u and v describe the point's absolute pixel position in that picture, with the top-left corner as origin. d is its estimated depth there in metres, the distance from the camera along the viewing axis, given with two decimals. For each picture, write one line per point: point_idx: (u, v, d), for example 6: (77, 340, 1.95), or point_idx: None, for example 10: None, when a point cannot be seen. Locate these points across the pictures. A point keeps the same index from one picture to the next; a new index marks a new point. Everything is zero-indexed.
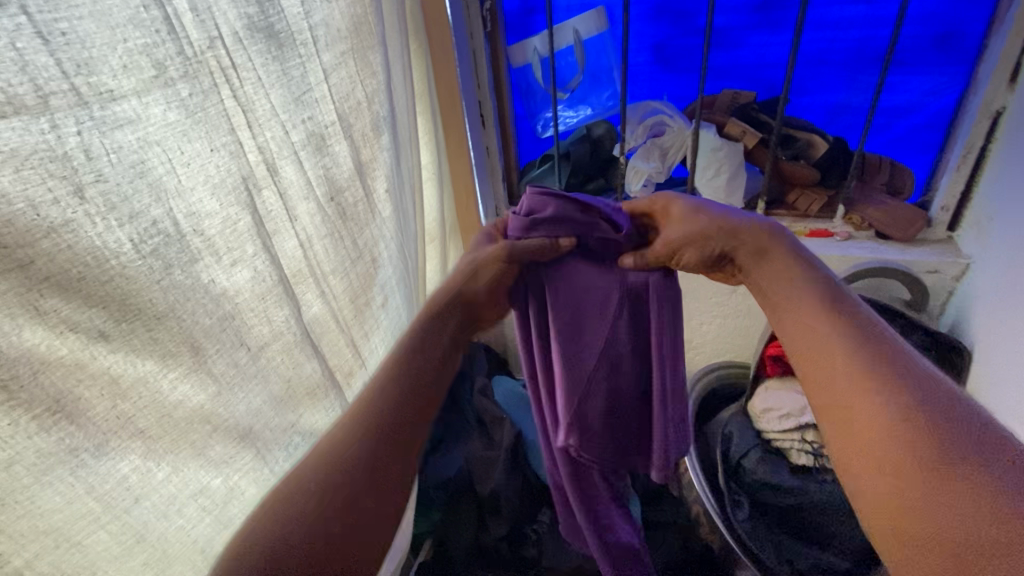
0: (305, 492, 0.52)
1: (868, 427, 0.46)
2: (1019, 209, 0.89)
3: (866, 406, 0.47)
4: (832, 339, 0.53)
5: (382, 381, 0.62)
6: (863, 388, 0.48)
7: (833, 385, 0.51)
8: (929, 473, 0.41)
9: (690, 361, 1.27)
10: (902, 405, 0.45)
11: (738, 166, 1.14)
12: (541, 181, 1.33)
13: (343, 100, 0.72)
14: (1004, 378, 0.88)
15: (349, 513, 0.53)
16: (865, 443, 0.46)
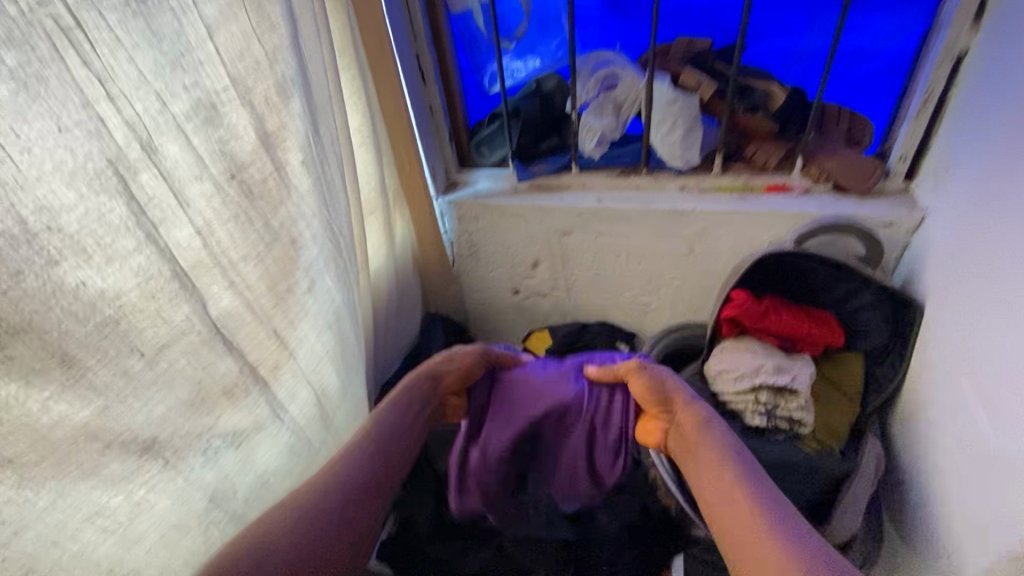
0: (282, 516, 0.60)
1: (750, 528, 0.64)
2: (978, 158, 0.86)
3: (764, 538, 0.61)
4: (719, 459, 0.76)
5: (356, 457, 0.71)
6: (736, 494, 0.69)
7: (722, 500, 0.70)
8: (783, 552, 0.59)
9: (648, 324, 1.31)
10: (759, 504, 0.66)
11: (693, 121, 1.08)
12: (491, 142, 1.28)
13: (237, 61, 0.63)
14: (955, 331, 0.88)
15: (304, 544, 0.58)
16: (750, 536, 0.63)
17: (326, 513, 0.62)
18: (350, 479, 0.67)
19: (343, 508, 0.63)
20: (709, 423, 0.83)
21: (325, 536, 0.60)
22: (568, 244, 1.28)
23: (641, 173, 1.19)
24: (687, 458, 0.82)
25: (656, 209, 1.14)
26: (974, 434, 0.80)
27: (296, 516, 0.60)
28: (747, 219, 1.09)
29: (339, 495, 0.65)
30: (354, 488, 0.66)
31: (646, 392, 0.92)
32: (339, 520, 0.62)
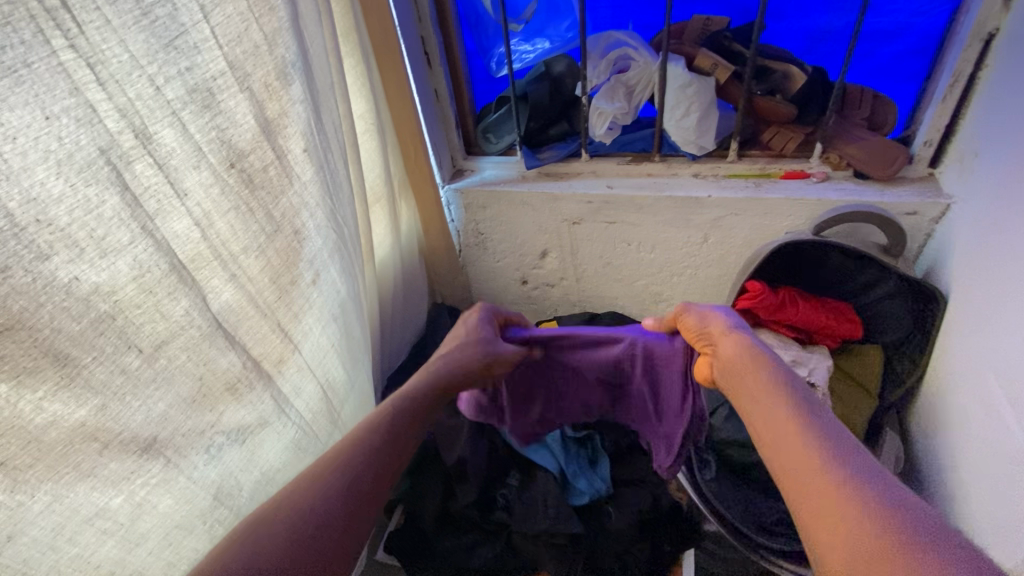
0: (277, 533, 0.50)
1: (818, 484, 0.53)
2: (1009, 141, 0.81)
3: (841, 498, 0.50)
4: (778, 403, 0.64)
5: (357, 445, 0.61)
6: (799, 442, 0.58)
7: (779, 445, 0.60)
8: (865, 517, 0.47)
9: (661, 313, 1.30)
10: (824, 455, 0.55)
11: (709, 105, 1.03)
12: (499, 127, 1.24)
13: (235, 44, 0.59)
14: (981, 321, 0.85)
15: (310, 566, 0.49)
16: (817, 493, 0.52)
17: (338, 525, 0.53)
18: (355, 469, 0.58)
19: (352, 510, 0.55)
20: (759, 355, 0.72)
21: (339, 545, 0.52)
22: (578, 233, 1.25)
23: (653, 160, 1.16)
24: (731, 387, 0.72)
25: (669, 197, 1.11)
26: (1000, 431, 0.77)
27: (294, 529, 0.50)
28: (764, 208, 1.06)
29: (347, 493, 0.55)
30: (361, 484, 0.57)
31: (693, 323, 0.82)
32: (352, 526, 0.54)
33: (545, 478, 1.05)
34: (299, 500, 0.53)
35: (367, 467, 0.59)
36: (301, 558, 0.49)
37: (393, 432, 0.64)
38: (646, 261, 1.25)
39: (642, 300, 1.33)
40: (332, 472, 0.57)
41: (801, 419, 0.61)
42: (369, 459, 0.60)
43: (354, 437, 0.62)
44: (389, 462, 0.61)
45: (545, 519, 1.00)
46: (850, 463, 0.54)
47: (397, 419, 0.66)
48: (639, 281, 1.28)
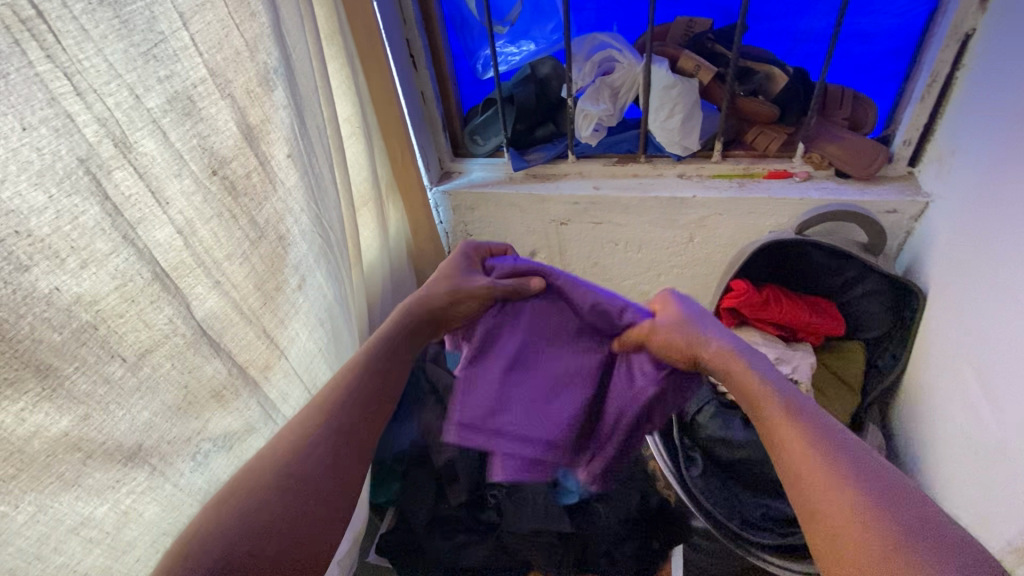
0: (271, 468, 0.53)
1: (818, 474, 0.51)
2: (986, 140, 0.83)
3: (841, 489, 0.48)
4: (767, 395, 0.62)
5: (351, 387, 0.64)
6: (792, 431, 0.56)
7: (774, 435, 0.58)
8: (870, 514, 0.46)
9: None
10: (821, 443, 0.53)
11: (693, 106, 1.04)
12: (486, 129, 1.24)
13: (215, 51, 0.59)
14: (959, 317, 0.86)
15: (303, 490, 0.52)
16: (817, 483, 0.50)
17: (333, 454, 0.56)
18: (347, 409, 0.61)
19: (339, 444, 0.57)
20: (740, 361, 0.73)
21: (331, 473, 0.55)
22: (566, 233, 1.26)
23: (638, 161, 1.17)
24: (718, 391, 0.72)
25: (654, 198, 1.12)
26: (977, 425, 0.78)
27: (289, 461, 0.54)
28: (749, 207, 1.07)
29: (340, 429, 0.59)
30: (351, 424, 0.60)
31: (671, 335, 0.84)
32: (340, 459, 0.57)
33: (534, 480, 1.05)
34: (293, 437, 0.57)
35: (359, 410, 0.62)
36: (294, 498, 0.51)
37: (386, 380, 0.67)
38: (633, 261, 1.26)
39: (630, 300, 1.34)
40: (327, 409, 0.60)
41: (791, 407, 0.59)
42: (361, 399, 0.63)
43: (351, 378, 0.65)
44: (377, 408, 0.64)
45: (533, 520, 1.01)
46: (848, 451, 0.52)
47: (386, 360, 0.69)
48: (626, 281, 1.29)
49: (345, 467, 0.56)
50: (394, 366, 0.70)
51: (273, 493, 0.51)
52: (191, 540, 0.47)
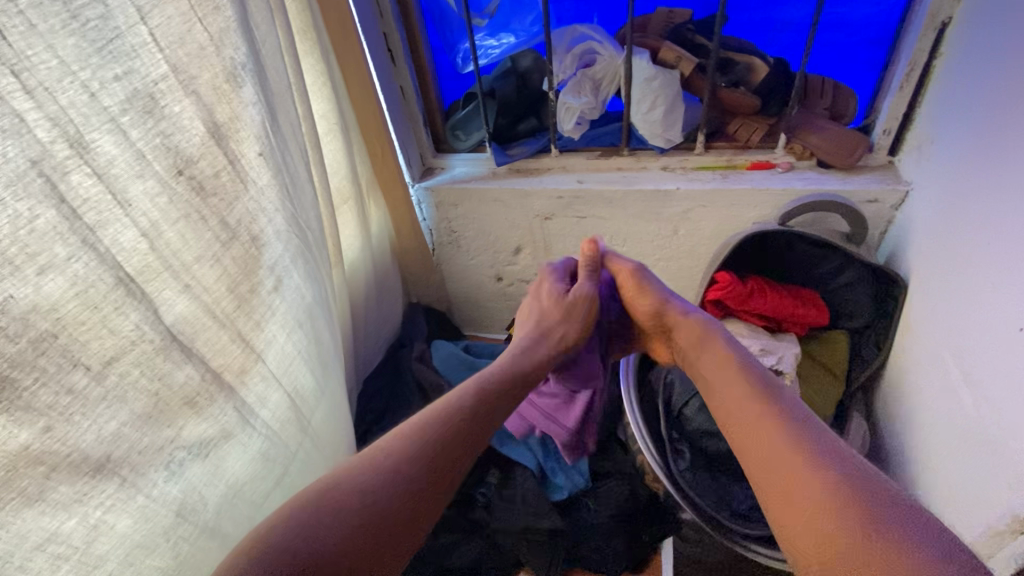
0: (364, 487, 0.57)
1: (806, 483, 0.56)
2: (964, 128, 0.83)
3: (827, 492, 0.54)
4: (755, 397, 0.67)
5: (439, 416, 0.66)
6: (780, 435, 0.62)
7: (758, 440, 0.63)
8: (863, 523, 0.50)
9: None
10: (811, 452, 0.59)
11: (675, 97, 1.03)
12: (468, 124, 1.22)
13: (177, 46, 0.57)
14: (939, 305, 0.87)
15: (372, 522, 0.55)
16: (807, 495, 0.55)
17: (408, 489, 0.58)
18: (427, 442, 0.62)
19: (417, 485, 0.59)
20: (717, 337, 0.77)
21: (400, 513, 0.56)
22: (550, 228, 1.25)
23: (622, 154, 1.16)
24: (694, 366, 0.78)
25: (638, 191, 1.11)
26: (958, 411, 0.79)
27: (392, 480, 0.58)
28: (732, 198, 1.06)
29: (426, 468, 0.60)
30: (438, 460, 0.61)
31: (647, 299, 0.87)
32: (421, 498, 0.58)
33: (523, 476, 1.07)
34: (416, 441, 0.62)
35: (444, 441, 0.63)
36: (365, 530, 0.54)
37: (477, 415, 0.68)
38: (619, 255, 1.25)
39: None
40: (420, 434, 0.63)
41: (777, 411, 0.64)
42: (449, 424, 0.65)
43: (448, 406, 0.67)
44: (460, 448, 0.64)
45: (523, 515, 1.02)
46: (846, 463, 0.57)
47: (487, 397, 0.71)
48: None
49: (416, 508, 0.57)
50: (496, 409, 0.71)
51: (356, 520, 0.54)
52: (261, 544, 0.51)
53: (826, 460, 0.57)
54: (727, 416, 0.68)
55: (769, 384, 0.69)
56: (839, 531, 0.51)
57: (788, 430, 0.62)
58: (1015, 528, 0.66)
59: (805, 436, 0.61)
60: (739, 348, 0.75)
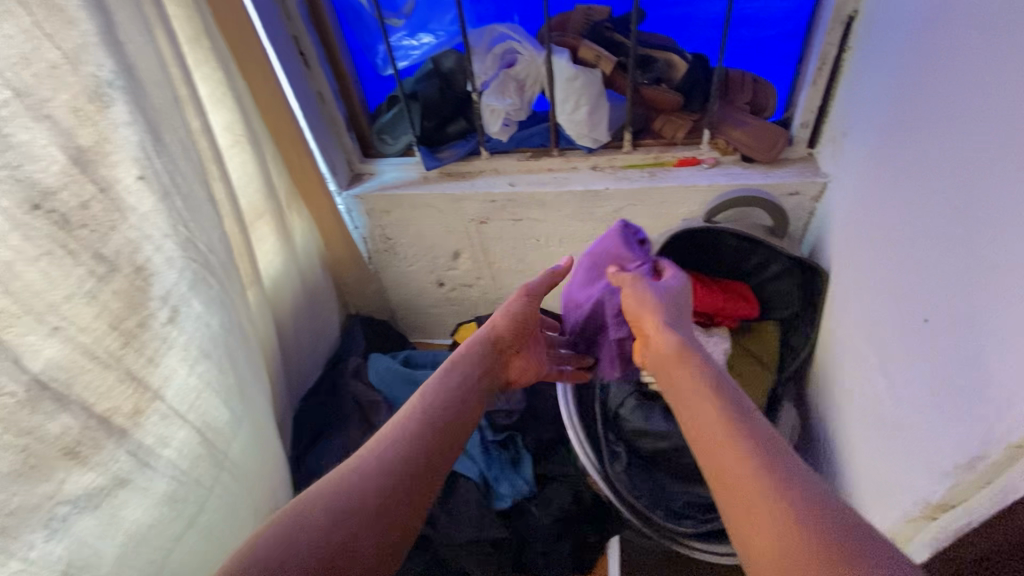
0: (358, 476, 0.55)
1: (763, 503, 0.47)
2: (874, 122, 0.84)
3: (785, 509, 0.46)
4: (714, 407, 0.59)
5: (432, 406, 0.65)
6: (739, 447, 0.53)
7: (716, 457, 0.54)
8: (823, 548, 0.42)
9: None
10: (764, 465, 0.50)
11: (598, 97, 1.02)
12: (394, 128, 1.18)
13: (19, 66, 0.52)
14: (857, 296, 0.89)
15: (368, 510, 0.52)
16: (757, 516, 0.47)
17: (403, 477, 0.56)
18: (420, 432, 0.61)
19: (414, 472, 0.57)
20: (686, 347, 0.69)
21: (399, 499, 0.55)
22: (487, 232, 1.22)
23: (552, 155, 1.14)
24: (661, 378, 0.70)
25: (569, 191, 1.10)
26: (876, 399, 0.81)
27: (391, 471, 0.56)
28: (660, 196, 1.07)
29: (421, 459, 0.59)
30: (434, 450, 0.61)
31: (634, 308, 0.79)
32: (418, 488, 0.56)
33: (466, 487, 1.04)
34: (414, 433, 0.61)
35: (436, 431, 0.62)
36: (361, 518, 0.52)
37: (464, 405, 0.68)
38: (556, 255, 1.24)
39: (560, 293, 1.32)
40: (421, 426, 0.62)
41: (738, 422, 0.56)
42: (445, 415, 0.65)
43: (435, 395, 0.67)
44: (453, 439, 0.63)
45: (467, 527, 1.00)
46: (813, 483, 0.48)
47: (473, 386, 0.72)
48: None
49: (410, 502, 0.55)
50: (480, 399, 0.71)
51: (351, 508, 0.52)
52: (256, 544, 0.48)
53: (792, 475, 0.49)
54: (687, 426, 0.60)
55: (733, 393, 0.61)
56: (799, 557, 0.42)
57: (749, 441, 0.53)
58: (925, 513, 0.68)
59: (768, 447, 0.53)
60: (710, 361, 0.67)
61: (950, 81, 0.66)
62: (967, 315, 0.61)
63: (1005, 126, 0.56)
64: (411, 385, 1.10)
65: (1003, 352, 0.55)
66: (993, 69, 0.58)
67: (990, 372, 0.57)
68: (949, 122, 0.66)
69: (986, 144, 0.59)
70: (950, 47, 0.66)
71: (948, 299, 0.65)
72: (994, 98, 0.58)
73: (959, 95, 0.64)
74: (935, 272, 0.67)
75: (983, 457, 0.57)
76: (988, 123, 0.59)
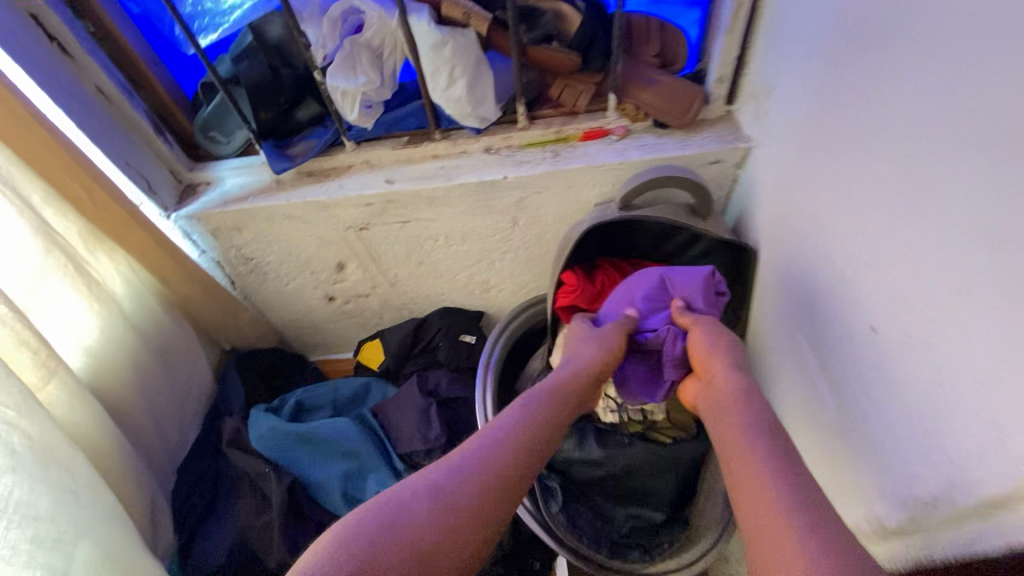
0: (455, 475, 0.57)
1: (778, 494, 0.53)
2: (801, 82, 0.70)
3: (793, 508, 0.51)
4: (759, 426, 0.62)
5: (524, 421, 0.65)
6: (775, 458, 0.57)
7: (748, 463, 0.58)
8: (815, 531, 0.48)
9: (496, 299, 1.17)
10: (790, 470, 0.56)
11: (476, 65, 0.80)
12: (224, 122, 0.91)
13: None
14: (789, 283, 0.79)
15: (457, 510, 0.54)
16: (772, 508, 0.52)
17: (488, 486, 0.57)
18: (511, 443, 0.62)
19: (496, 479, 0.58)
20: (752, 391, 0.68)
21: (485, 504, 0.56)
22: (372, 239, 1.00)
23: (433, 139, 0.92)
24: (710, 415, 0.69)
25: (461, 185, 0.90)
26: (817, 400, 0.74)
27: (481, 476, 0.57)
28: (567, 180, 0.89)
29: (508, 470, 0.59)
30: (521, 465, 0.61)
31: (702, 351, 0.74)
32: (501, 495, 0.57)
33: None
34: (513, 441, 0.62)
35: (524, 446, 0.62)
36: (448, 521, 0.53)
37: (551, 422, 0.67)
38: (461, 254, 1.05)
39: (472, 291, 1.15)
40: (513, 441, 0.62)
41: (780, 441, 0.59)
42: (533, 432, 0.65)
43: (531, 412, 0.67)
44: (538, 452, 0.63)
45: None
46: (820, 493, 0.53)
47: (560, 399, 0.71)
48: (460, 273, 1.09)
49: (492, 510, 0.56)
50: (566, 415, 0.70)
51: (442, 506, 0.54)
52: (353, 525, 0.52)
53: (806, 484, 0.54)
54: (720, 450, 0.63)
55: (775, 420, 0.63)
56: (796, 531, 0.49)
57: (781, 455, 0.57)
58: (878, 534, 0.63)
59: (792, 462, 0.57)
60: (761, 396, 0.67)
61: (901, 43, 0.51)
62: (925, 340, 0.52)
63: (981, 122, 0.43)
64: (304, 440, 0.93)
65: (974, 393, 0.46)
66: (960, 39, 0.44)
67: (957, 410, 0.49)
68: (900, 98, 0.52)
69: (952, 141, 0.46)
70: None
71: (905, 315, 0.54)
72: (961, 80, 0.44)
73: (912, 65, 0.50)
74: (884, 280, 0.57)
75: (950, 501, 0.51)
76: (956, 111, 0.45)
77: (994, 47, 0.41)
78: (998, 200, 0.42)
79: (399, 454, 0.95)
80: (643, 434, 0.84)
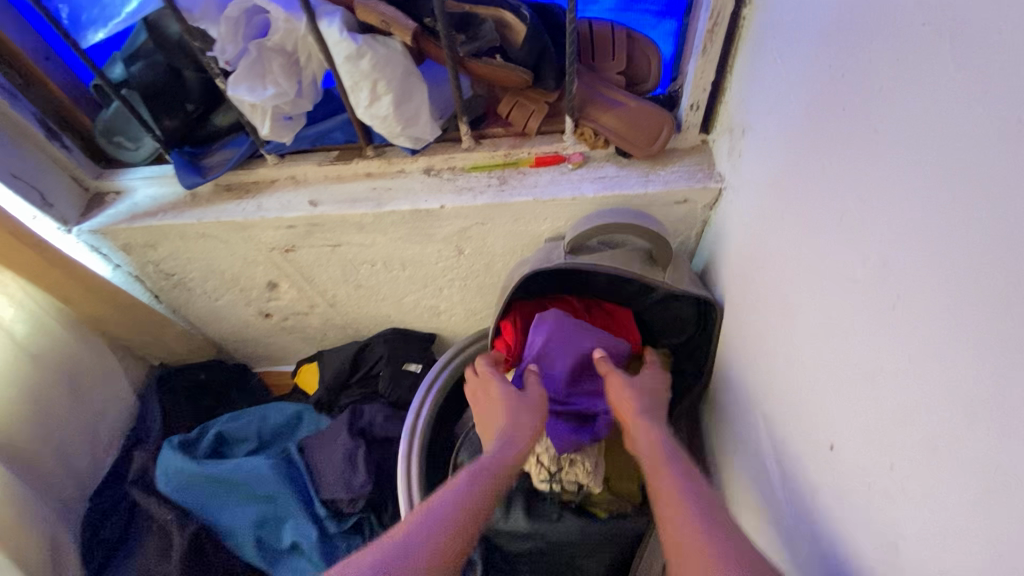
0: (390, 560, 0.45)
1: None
2: (776, 127, 0.58)
3: None
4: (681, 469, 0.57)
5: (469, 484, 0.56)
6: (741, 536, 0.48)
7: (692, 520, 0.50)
8: None
9: (448, 323, 1.07)
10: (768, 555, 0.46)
11: (404, 79, 0.68)
12: (127, 127, 0.80)
13: None
14: (743, 352, 0.69)
15: None
16: None
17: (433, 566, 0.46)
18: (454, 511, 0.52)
19: (443, 557, 0.47)
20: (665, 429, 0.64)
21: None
22: (301, 260, 0.90)
23: (365, 156, 0.81)
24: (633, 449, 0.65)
25: (393, 212, 0.79)
26: (760, 490, 0.66)
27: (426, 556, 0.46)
28: (513, 212, 0.78)
29: (455, 544, 0.49)
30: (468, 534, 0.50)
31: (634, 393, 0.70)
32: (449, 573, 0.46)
33: None
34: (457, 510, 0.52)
35: (470, 513, 0.52)
36: None
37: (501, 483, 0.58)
38: (404, 279, 0.95)
39: (420, 315, 1.05)
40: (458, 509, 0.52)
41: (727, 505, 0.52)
42: (477, 496, 0.55)
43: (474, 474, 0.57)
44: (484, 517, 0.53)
45: None
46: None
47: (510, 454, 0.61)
48: (406, 298, 0.99)
49: None
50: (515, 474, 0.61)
51: None
52: None
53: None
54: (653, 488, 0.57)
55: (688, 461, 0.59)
56: None
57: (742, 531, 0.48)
58: None
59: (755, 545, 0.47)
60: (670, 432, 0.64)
61: (900, 119, 0.38)
62: (884, 487, 0.42)
63: (983, 264, 0.31)
64: (215, 483, 0.86)
65: (930, 574, 0.38)
66: (969, 142, 0.32)
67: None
68: (885, 192, 0.40)
69: (946, 272, 0.34)
70: (901, 63, 0.38)
71: (863, 445, 0.44)
72: (962, 196, 0.33)
73: (906, 155, 0.38)
74: (848, 401, 0.46)
75: None
76: (951, 237, 0.34)
77: (1011, 167, 0.29)
78: (994, 371, 0.31)
79: (321, 498, 0.86)
80: (576, 507, 0.76)
